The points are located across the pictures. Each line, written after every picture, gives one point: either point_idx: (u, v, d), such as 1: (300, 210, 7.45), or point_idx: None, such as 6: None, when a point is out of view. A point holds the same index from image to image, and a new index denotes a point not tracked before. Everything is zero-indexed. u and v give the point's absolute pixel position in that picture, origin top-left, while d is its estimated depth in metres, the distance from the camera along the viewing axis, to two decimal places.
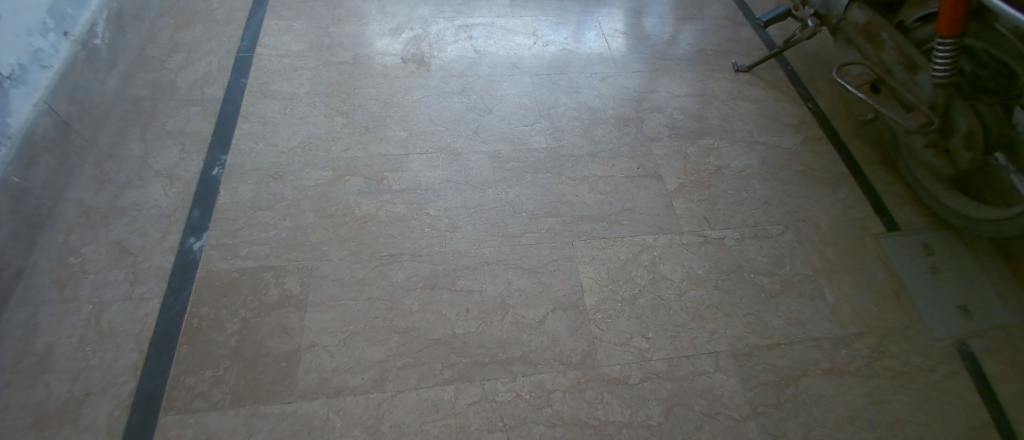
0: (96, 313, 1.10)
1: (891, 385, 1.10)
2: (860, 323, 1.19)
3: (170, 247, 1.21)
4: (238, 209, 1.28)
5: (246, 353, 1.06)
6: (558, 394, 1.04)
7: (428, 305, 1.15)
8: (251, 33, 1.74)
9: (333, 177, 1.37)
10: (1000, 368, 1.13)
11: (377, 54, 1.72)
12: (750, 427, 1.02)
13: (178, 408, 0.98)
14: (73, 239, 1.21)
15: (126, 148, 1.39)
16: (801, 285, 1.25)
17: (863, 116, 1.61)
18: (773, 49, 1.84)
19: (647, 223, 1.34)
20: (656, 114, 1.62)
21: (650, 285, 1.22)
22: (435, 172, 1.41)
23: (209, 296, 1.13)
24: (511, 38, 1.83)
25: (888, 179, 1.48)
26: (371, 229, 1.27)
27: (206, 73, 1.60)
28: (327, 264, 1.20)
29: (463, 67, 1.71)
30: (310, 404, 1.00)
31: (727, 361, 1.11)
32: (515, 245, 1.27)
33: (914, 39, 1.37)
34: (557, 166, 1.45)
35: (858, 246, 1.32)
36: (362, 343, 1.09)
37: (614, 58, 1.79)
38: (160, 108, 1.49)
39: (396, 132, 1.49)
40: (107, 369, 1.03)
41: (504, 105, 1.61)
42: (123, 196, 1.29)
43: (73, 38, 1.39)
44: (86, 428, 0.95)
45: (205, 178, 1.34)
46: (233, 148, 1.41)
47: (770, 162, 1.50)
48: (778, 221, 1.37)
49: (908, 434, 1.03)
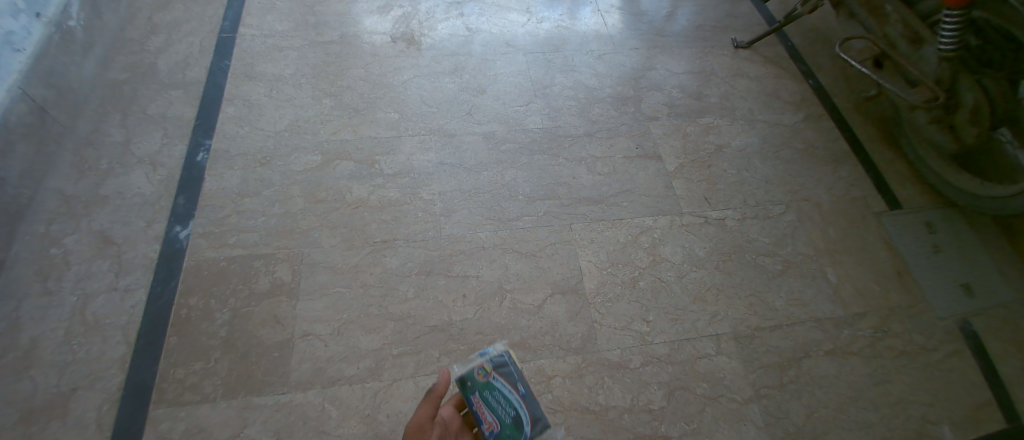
0: (80, 305, 1.06)
1: (894, 365, 1.09)
2: (862, 302, 1.17)
3: (156, 236, 1.17)
4: (226, 196, 1.24)
5: (237, 343, 1.03)
6: (558, 380, 1.03)
7: (423, 292, 1.12)
8: (233, 12, 1.66)
9: (323, 161, 1.33)
10: (1002, 347, 1.12)
11: (366, 33, 1.66)
12: (752, 409, 1.01)
13: (170, 401, 0.96)
14: (54, 230, 1.16)
15: (106, 133, 1.33)
16: (803, 265, 1.22)
17: (864, 91, 1.58)
18: (773, 24, 1.79)
19: (647, 205, 1.31)
20: (655, 92, 1.57)
21: (650, 267, 1.20)
22: (428, 155, 1.37)
23: (197, 286, 1.10)
24: (503, 15, 1.77)
25: (890, 156, 1.45)
26: (363, 215, 1.24)
27: (188, 55, 1.53)
28: (319, 251, 1.17)
29: (455, 46, 1.65)
30: (305, 395, 0.98)
31: (728, 344, 1.09)
32: (513, 229, 1.24)
33: (919, 12, 1.34)
34: (554, 147, 1.41)
35: (860, 225, 1.30)
36: (356, 332, 1.06)
37: (611, 35, 1.73)
38: (140, 91, 1.43)
39: (387, 114, 1.45)
40: (94, 362, 1.00)
41: (498, 84, 1.56)
42: (105, 184, 1.24)
43: (47, 19, 1.33)
44: (75, 423, 0.93)
45: (190, 164, 1.30)
46: (218, 132, 1.36)
47: (771, 140, 1.47)
48: (779, 200, 1.34)
49: (910, 414, 1.03)
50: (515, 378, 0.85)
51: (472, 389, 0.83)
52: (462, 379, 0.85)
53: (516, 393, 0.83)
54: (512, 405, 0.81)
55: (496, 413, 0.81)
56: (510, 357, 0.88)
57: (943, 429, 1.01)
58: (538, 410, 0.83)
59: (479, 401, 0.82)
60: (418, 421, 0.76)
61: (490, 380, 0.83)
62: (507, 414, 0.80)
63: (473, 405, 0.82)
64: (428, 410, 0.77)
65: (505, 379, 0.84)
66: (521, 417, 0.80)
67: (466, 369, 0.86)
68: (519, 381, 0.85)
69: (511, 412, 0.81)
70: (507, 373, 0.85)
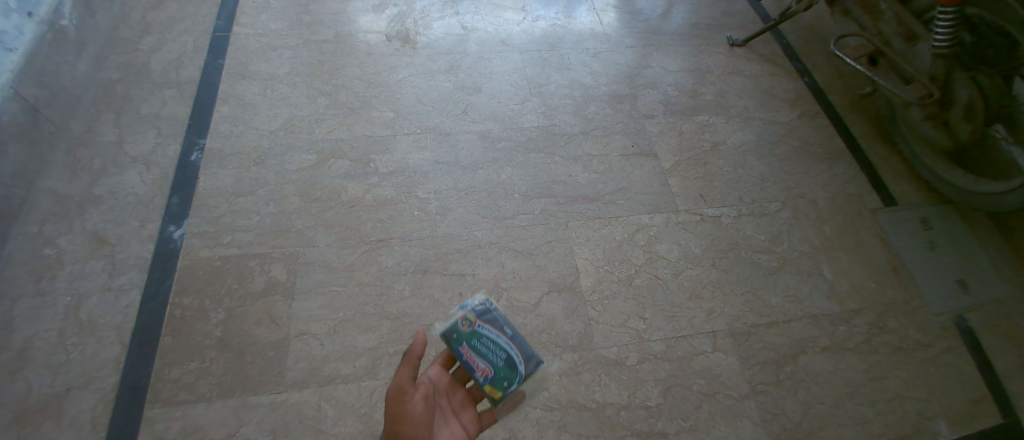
0: (74, 306, 1.06)
1: (890, 361, 1.09)
2: (858, 299, 1.18)
3: (150, 236, 1.16)
4: (220, 196, 1.24)
5: (232, 343, 1.02)
6: (555, 378, 1.02)
7: (420, 290, 1.12)
8: (227, 11, 1.65)
9: (318, 160, 1.32)
10: (998, 342, 1.13)
11: (361, 32, 1.65)
12: (749, 406, 1.01)
13: (164, 401, 0.96)
14: (47, 230, 1.15)
15: (99, 133, 1.32)
16: (799, 262, 1.23)
17: (860, 89, 1.58)
18: (768, 22, 1.79)
19: (643, 202, 1.31)
20: (651, 90, 1.58)
21: (647, 265, 1.20)
22: (424, 154, 1.36)
23: (192, 286, 1.09)
24: (499, 14, 1.76)
25: (885, 153, 1.45)
26: (359, 214, 1.23)
27: (182, 54, 1.52)
28: (314, 250, 1.16)
29: (451, 44, 1.65)
30: (301, 394, 0.98)
31: (725, 340, 1.10)
32: (509, 227, 1.24)
33: (913, 9, 1.34)
34: (550, 145, 1.41)
35: (856, 222, 1.31)
36: (353, 331, 1.06)
37: (607, 33, 1.73)
38: (134, 90, 1.42)
39: (382, 113, 1.44)
40: (88, 363, 0.99)
41: (494, 82, 1.56)
42: (98, 184, 1.24)
43: (38, 19, 1.33)
44: (69, 424, 0.92)
45: (184, 164, 1.29)
46: (213, 131, 1.36)
47: (767, 138, 1.47)
48: (775, 197, 1.34)
49: (907, 409, 1.03)
50: (500, 323, 0.87)
51: (458, 341, 0.83)
52: (446, 333, 0.84)
53: (503, 337, 0.84)
54: (502, 348, 0.83)
55: (487, 358, 0.81)
56: (492, 305, 0.89)
57: (939, 424, 1.02)
58: (528, 349, 0.84)
59: (468, 350, 0.82)
60: (398, 384, 0.71)
61: (476, 329, 0.84)
62: (499, 357, 0.82)
63: (461, 355, 0.82)
64: (408, 373, 0.73)
65: (490, 325, 0.85)
66: (513, 358, 0.82)
67: (449, 323, 0.86)
68: (504, 325, 0.87)
69: (502, 355, 0.82)
70: (491, 321, 0.86)
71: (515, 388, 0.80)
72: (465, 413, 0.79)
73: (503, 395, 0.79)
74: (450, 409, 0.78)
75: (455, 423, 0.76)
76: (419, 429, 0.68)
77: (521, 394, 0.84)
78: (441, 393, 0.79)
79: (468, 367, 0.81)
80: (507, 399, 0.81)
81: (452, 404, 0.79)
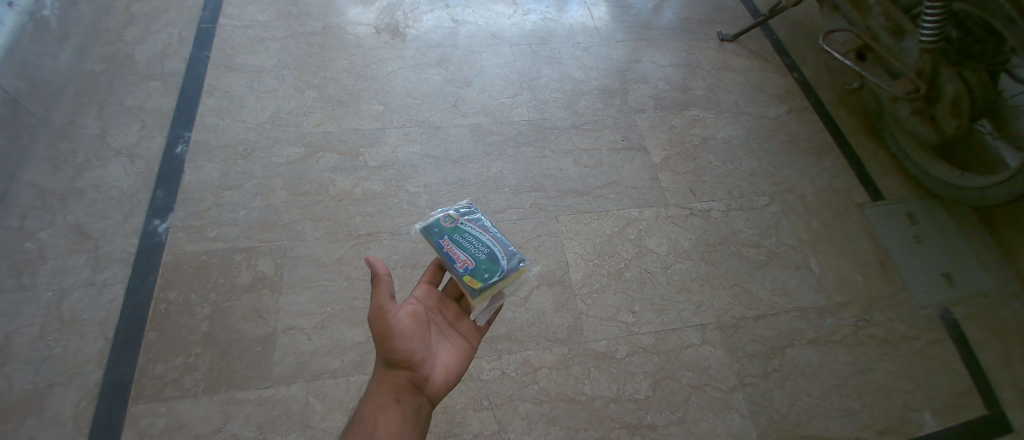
0: (56, 300, 1.04)
1: (876, 353, 1.10)
2: (845, 292, 1.19)
3: (134, 230, 1.15)
4: (206, 189, 1.22)
5: (219, 338, 1.01)
6: (545, 371, 1.03)
7: (408, 284, 1.12)
8: (213, 2, 1.62)
9: (305, 154, 1.31)
10: (982, 335, 1.15)
11: (350, 24, 1.63)
12: (736, 398, 1.02)
13: (150, 396, 0.95)
14: (29, 224, 1.13)
15: (81, 125, 1.30)
16: (787, 255, 1.23)
17: (848, 85, 1.59)
18: (758, 17, 1.80)
19: (634, 196, 1.31)
20: (641, 85, 1.57)
21: (636, 258, 1.20)
22: (412, 147, 1.35)
23: (177, 281, 1.08)
24: (489, 7, 1.75)
25: (873, 148, 1.46)
26: (347, 207, 1.22)
27: (167, 46, 1.49)
28: (302, 244, 1.15)
29: (441, 37, 1.64)
30: (289, 389, 0.97)
31: (714, 333, 1.10)
32: (499, 221, 1.23)
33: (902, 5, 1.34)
34: (540, 139, 1.41)
35: (844, 216, 1.32)
36: (341, 325, 1.05)
37: (598, 28, 1.73)
38: (118, 82, 1.39)
39: (371, 106, 1.43)
40: (70, 358, 0.98)
41: (484, 76, 1.55)
42: (81, 177, 1.21)
43: (19, 9, 1.31)
44: (52, 420, 0.91)
45: (169, 157, 1.27)
46: (198, 124, 1.34)
47: (756, 132, 1.48)
48: (764, 192, 1.35)
49: (891, 401, 1.05)
50: (484, 224, 0.92)
51: (440, 234, 0.89)
52: (429, 228, 0.89)
53: (486, 235, 0.90)
54: (484, 244, 0.88)
55: (468, 251, 0.86)
56: (475, 208, 0.95)
57: (923, 416, 1.03)
58: (510, 245, 0.88)
59: (450, 243, 0.87)
60: (379, 305, 0.71)
61: (458, 225, 0.90)
62: (481, 251, 0.87)
63: (443, 248, 0.87)
64: (388, 294, 0.73)
65: (473, 225, 0.91)
66: (495, 253, 0.87)
67: (431, 220, 0.91)
68: (487, 226, 0.91)
69: (484, 250, 0.87)
70: (474, 220, 0.92)
71: (495, 280, 0.84)
72: (462, 324, 0.83)
73: (483, 285, 0.82)
74: (446, 323, 0.81)
75: (455, 336, 0.80)
76: (412, 343, 0.71)
77: (501, 295, 0.86)
78: (434, 309, 0.82)
79: (450, 258, 0.85)
80: (487, 292, 0.83)
81: (447, 318, 0.82)
